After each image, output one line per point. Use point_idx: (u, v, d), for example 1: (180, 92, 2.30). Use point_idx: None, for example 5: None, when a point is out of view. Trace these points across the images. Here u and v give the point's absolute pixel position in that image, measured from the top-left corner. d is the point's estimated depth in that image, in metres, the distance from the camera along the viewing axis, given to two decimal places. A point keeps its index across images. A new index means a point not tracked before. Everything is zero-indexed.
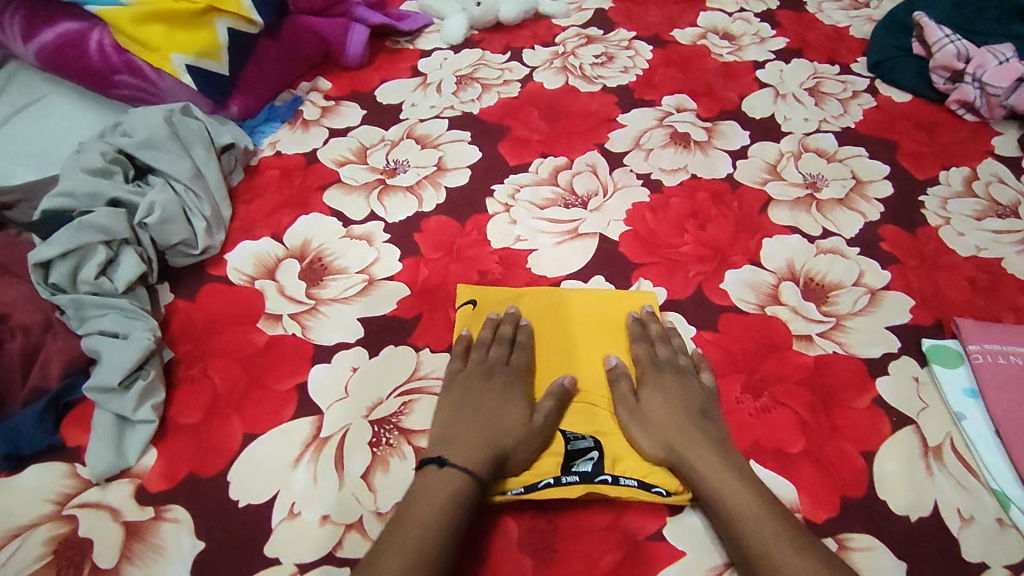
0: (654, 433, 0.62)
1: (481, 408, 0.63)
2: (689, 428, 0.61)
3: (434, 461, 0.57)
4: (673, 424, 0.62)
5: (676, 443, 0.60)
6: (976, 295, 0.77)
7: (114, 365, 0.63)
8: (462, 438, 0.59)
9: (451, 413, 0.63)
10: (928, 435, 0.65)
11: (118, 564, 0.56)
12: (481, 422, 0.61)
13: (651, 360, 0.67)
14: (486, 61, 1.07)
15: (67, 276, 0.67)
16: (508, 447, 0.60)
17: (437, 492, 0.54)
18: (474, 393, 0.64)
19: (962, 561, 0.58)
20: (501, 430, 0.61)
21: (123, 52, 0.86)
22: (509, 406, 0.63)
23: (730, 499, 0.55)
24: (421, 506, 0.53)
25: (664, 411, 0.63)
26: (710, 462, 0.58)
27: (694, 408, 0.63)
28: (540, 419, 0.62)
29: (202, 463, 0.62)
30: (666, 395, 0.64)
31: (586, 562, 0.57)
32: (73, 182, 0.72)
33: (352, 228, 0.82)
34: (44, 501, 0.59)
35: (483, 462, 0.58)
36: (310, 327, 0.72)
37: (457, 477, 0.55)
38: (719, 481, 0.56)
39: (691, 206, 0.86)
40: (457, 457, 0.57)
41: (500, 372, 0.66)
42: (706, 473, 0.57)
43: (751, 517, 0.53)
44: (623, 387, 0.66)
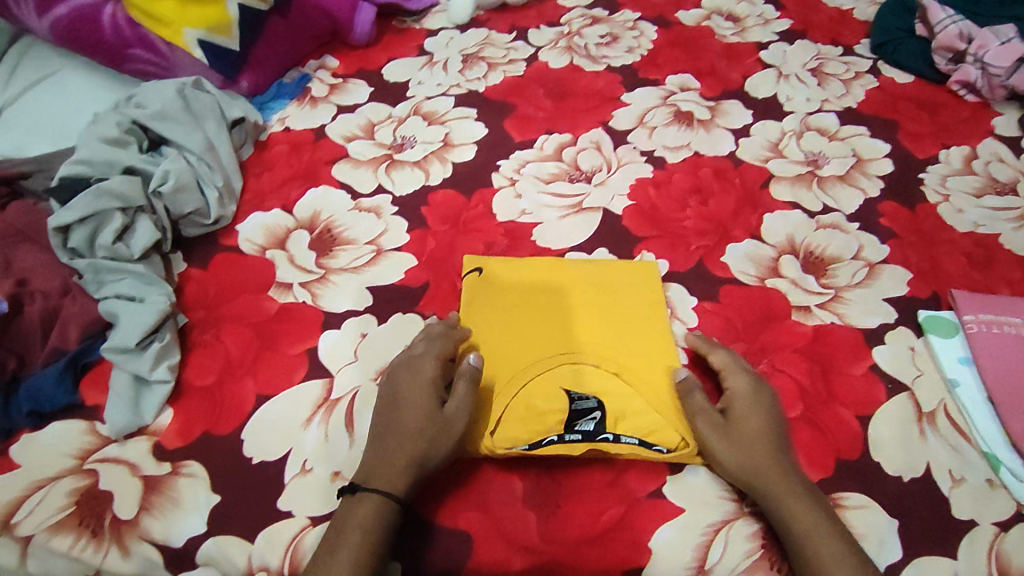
0: (739, 450, 0.59)
1: (397, 408, 0.61)
2: (770, 447, 0.60)
3: (348, 488, 0.57)
4: (760, 445, 0.60)
5: (761, 466, 0.58)
6: (972, 269, 0.78)
7: (131, 326, 0.65)
8: (384, 448, 0.58)
9: (378, 418, 0.61)
10: (923, 401, 0.67)
11: (138, 515, 0.58)
12: (394, 429, 0.59)
13: (732, 368, 0.65)
14: (492, 40, 1.08)
15: (85, 240, 0.70)
16: (423, 452, 0.57)
17: (354, 520, 0.54)
18: (393, 396, 0.62)
19: (952, 519, 0.60)
20: (411, 434, 0.58)
21: (136, 26, 0.88)
22: (419, 400, 0.60)
23: (811, 530, 0.55)
24: (340, 530, 0.54)
25: (753, 434, 0.60)
26: (787, 488, 0.57)
27: (776, 427, 0.62)
28: (450, 412, 0.60)
29: (216, 422, 0.64)
30: (754, 411, 0.62)
31: (589, 516, 0.59)
32: (90, 151, 0.74)
33: (360, 201, 0.84)
34: (66, 455, 0.61)
35: (404, 478, 0.57)
36: (320, 295, 0.74)
37: (369, 502, 0.55)
38: (811, 524, 0.55)
39: (693, 182, 0.88)
40: (370, 481, 0.56)
41: (415, 368, 0.63)
42: (795, 513, 0.56)
43: (829, 551, 0.54)
44: (699, 399, 0.62)
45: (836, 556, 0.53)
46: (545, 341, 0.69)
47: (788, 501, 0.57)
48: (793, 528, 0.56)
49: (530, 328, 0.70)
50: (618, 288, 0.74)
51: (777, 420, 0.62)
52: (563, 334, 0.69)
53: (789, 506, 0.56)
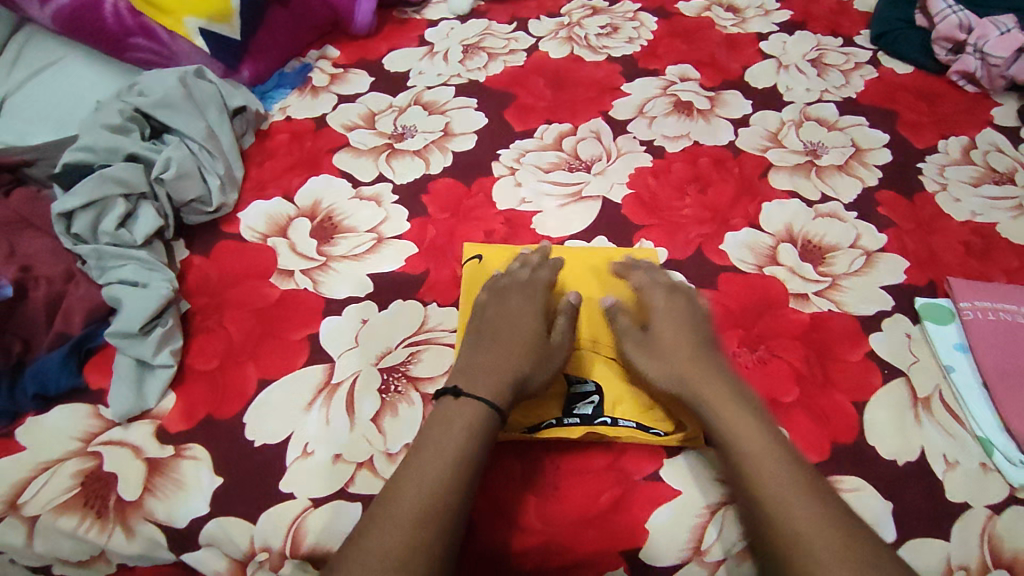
0: (664, 364, 0.64)
1: (497, 332, 0.66)
2: (694, 356, 0.64)
3: (450, 391, 0.59)
4: (681, 351, 0.64)
5: (684, 368, 0.63)
6: (969, 257, 0.79)
7: (135, 311, 0.66)
8: (483, 364, 0.62)
9: (475, 340, 0.65)
10: (918, 386, 0.68)
11: (142, 496, 0.59)
12: (501, 347, 0.64)
13: (648, 291, 0.70)
14: (492, 31, 1.08)
15: (88, 226, 0.71)
16: (527, 371, 0.63)
17: (456, 418, 0.57)
18: (492, 323, 0.67)
19: (946, 502, 0.60)
20: (521, 354, 0.64)
21: (138, 15, 0.88)
22: (525, 328, 0.66)
23: (735, 428, 0.57)
24: (439, 430, 0.56)
25: (672, 340, 0.66)
26: (717, 391, 0.60)
27: (700, 337, 0.66)
28: (555, 341, 0.67)
29: (218, 406, 0.64)
30: (670, 325, 0.67)
31: (587, 498, 0.60)
32: (93, 138, 0.75)
33: (360, 189, 0.84)
34: (70, 438, 0.62)
35: (506, 389, 0.60)
36: (321, 282, 0.74)
37: (474, 404, 0.58)
38: (730, 413, 0.58)
39: (692, 171, 0.88)
40: (472, 389, 0.59)
41: (512, 300, 0.69)
42: (716, 406, 0.59)
43: (758, 444, 0.56)
44: (623, 322, 0.68)
45: (765, 447, 0.55)
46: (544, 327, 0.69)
47: (714, 406, 0.59)
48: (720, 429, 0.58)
49: None
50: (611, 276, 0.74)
51: (699, 326, 0.67)
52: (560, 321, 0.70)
53: (721, 411, 0.59)
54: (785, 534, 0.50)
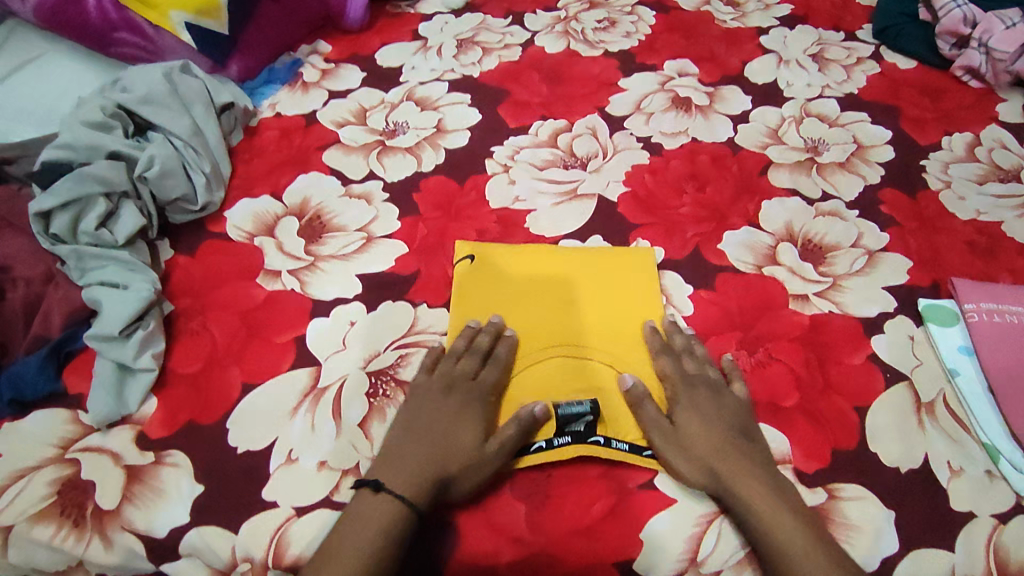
0: (698, 462, 0.59)
1: (432, 426, 0.61)
2: (735, 458, 0.59)
3: (370, 485, 0.56)
4: (715, 446, 0.60)
5: (719, 467, 0.58)
6: (974, 257, 0.77)
7: (115, 313, 0.64)
8: (408, 463, 0.58)
9: (404, 434, 0.60)
10: (922, 390, 0.66)
11: (120, 505, 0.57)
12: (430, 443, 0.59)
13: (683, 377, 0.64)
14: (487, 25, 1.06)
15: (67, 227, 0.69)
16: (453, 473, 0.58)
17: (366, 522, 0.54)
18: (431, 411, 0.62)
19: (950, 511, 0.58)
20: (449, 455, 0.59)
21: (122, 9, 0.85)
22: (460, 428, 0.60)
23: (795, 554, 0.53)
24: (350, 534, 0.54)
25: (703, 434, 0.60)
26: (761, 501, 0.56)
27: (734, 429, 0.61)
28: (494, 444, 0.59)
29: (201, 412, 0.63)
30: (703, 417, 0.62)
31: (579, 508, 0.58)
32: (73, 135, 0.73)
33: (350, 187, 0.82)
34: (47, 445, 0.60)
35: (423, 492, 0.56)
36: (309, 283, 0.72)
37: (388, 507, 0.55)
38: (775, 520, 0.55)
39: (691, 168, 0.86)
40: (393, 483, 0.56)
41: (461, 388, 0.63)
42: (760, 512, 0.56)
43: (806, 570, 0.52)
44: (650, 410, 0.62)
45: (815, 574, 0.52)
46: (549, 330, 0.69)
47: (761, 519, 0.55)
48: (778, 555, 0.54)
49: (533, 318, 0.70)
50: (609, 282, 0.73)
51: (732, 413, 0.62)
52: (564, 325, 0.69)
53: (769, 527, 0.55)
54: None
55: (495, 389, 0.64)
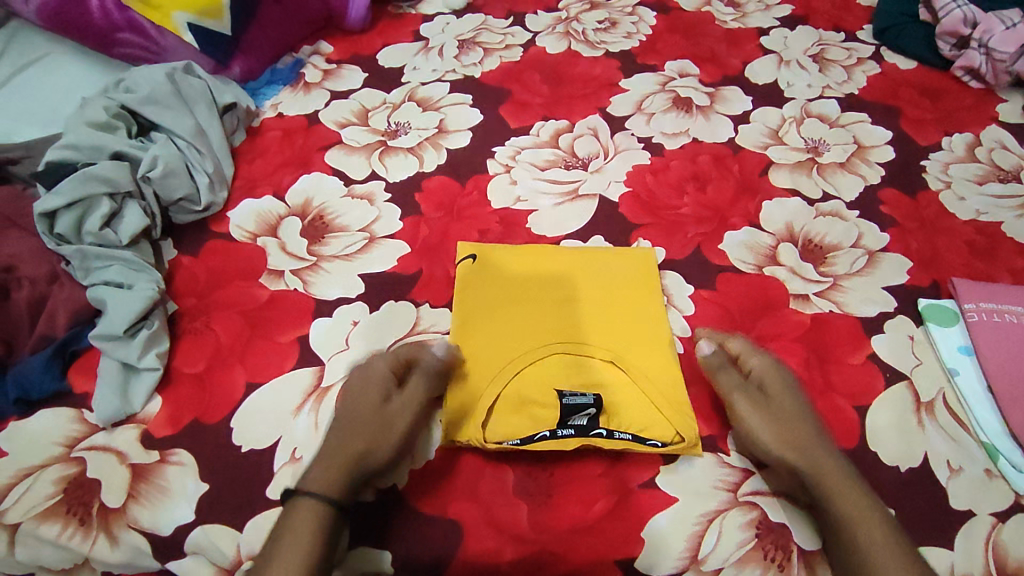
0: (785, 440, 0.60)
1: (347, 409, 0.61)
2: (817, 441, 0.60)
3: (288, 491, 0.55)
4: (799, 426, 0.61)
5: (803, 445, 0.59)
6: (973, 257, 0.77)
7: (119, 313, 0.64)
8: (323, 455, 0.58)
9: (330, 430, 0.60)
10: (921, 390, 0.66)
11: (125, 503, 0.57)
12: (342, 425, 0.59)
13: (764, 368, 0.65)
14: (488, 26, 1.06)
15: (72, 226, 0.69)
16: (365, 451, 0.58)
17: (300, 518, 0.53)
18: (344, 400, 0.62)
19: (950, 510, 0.59)
20: (359, 428, 0.59)
21: (124, 10, 0.86)
22: (367, 401, 0.61)
23: (873, 544, 0.53)
24: (290, 532, 0.52)
25: (790, 412, 0.62)
26: (844, 492, 0.56)
27: (812, 417, 0.63)
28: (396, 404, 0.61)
29: (205, 411, 0.63)
30: (786, 404, 0.63)
31: (581, 506, 0.59)
32: (77, 135, 0.73)
33: (353, 187, 0.83)
34: (53, 443, 0.60)
35: (343, 471, 0.56)
36: (311, 282, 0.73)
37: (309, 496, 0.54)
38: (857, 510, 0.55)
39: (691, 168, 0.86)
40: (311, 479, 0.56)
41: (365, 370, 0.64)
42: (840, 498, 0.56)
43: (889, 564, 0.52)
44: (735, 382, 0.65)
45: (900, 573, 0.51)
46: (549, 326, 0.69)
47: (846, 513, 0.55)
48: (857, 543, 0.53)
49: (531, 313, 0.70)
50: (601, 279, 0.73)
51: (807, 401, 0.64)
52: (563, 321, 0.69)
53: (855, 521, 0.54)
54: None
55: (405, 358, 0.65)
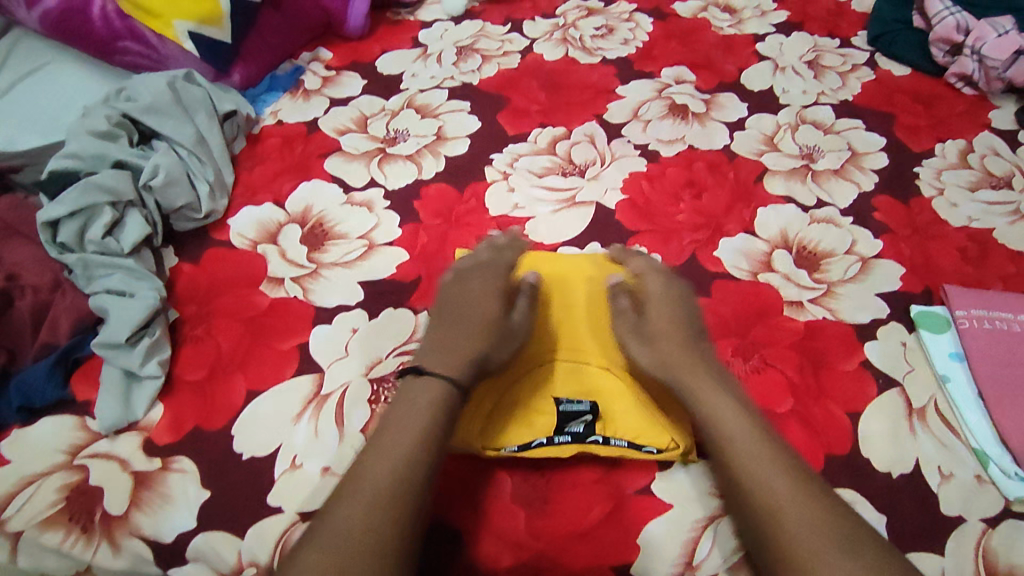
0: (655, 351, 0.62)
1: (459, 310, 0.64)
2: (688, 348, 0.62)
3: (412, 370, 0.58)
4: (673, 338, 0.62)
5: (671, 351, 0.61)
6: (965, 263, 0.78)
7: (122, 321, 0.65)
8: (441, 349, 0.60)
9: (442, 327, 0.63)
10: (913, 396, 0.67)
11: (127, 511, 0.58)
12: (460, 324, 0.63)
13: (659, 278, 0.69)
14: (486, 32, 1.07)
15: (74, 235, 0.70)
16: (485, 351, 0.61)
17: (422, 396, 0.55)
18: (451, 302, 0.65)
19: (940, 515, 0.60)
20: (479, 329, 0.62)
21: (125, 18, 0.87)
22: (487, 304, 0.65)
23: (727, 430, 0.53)
24: (404, 406, 0.54)
25: (667, 323, 0.64)
26: (709, 388, 0.57)
27: (692, 328, 0.64)
28: (514, 319, 0.65)
29: (206, 418, 0.64)
30: (669, 313, 0.65)
31: (577, 513, 0.60)
32: (80, 144, 0.74)
33: (352, 195, 0.83)
34: (56, 451, 0.61)
35: (463, 365, 0.59)
36: (311, 290, 0.74)
37: (437, 381, 0.56)
38: (714, 401, 0.56)
39: (687, 175, 0.87)
40: (434, 366, 0.58)
41: (475, 274, 0.68)
42: (700, 394, 0.57)
43: (742, 431, 0.53)
44: (622, 304, 0.68)
45: (760, 451, 0.51)
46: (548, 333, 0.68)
47: (708, 406, 0.56)
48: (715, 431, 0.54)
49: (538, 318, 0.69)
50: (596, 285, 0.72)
51: (691, 313, 0.66)
52: (559, 330, 0.69)
53: (717, 413, 0.55)
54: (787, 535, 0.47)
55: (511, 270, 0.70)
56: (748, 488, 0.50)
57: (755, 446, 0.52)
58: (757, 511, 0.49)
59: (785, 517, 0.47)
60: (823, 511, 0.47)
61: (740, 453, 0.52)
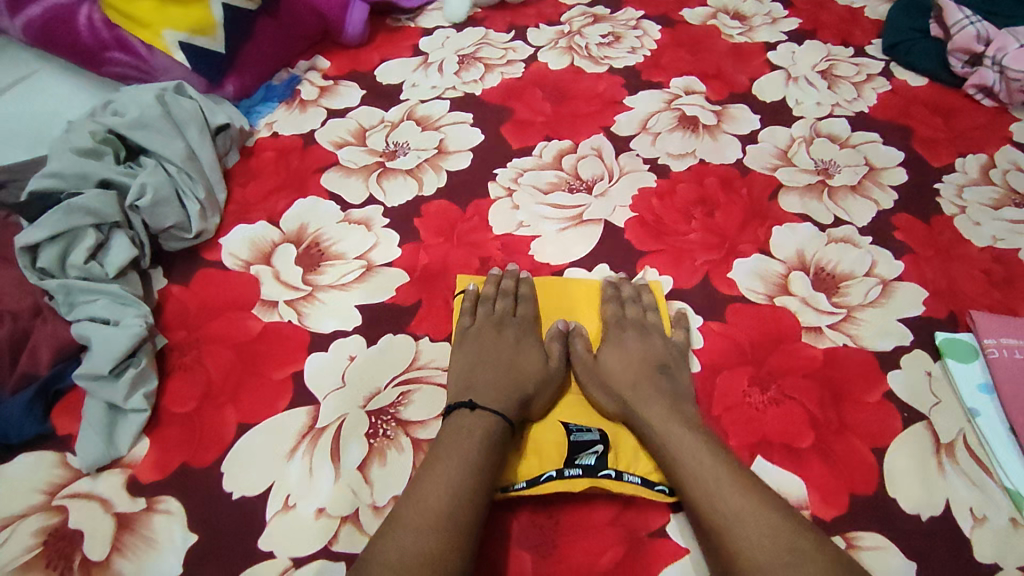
0: (611, 392, 0.64)
1: (499, 355, 0.66)
2: (643, 383, 0.63)
3: (466, 404, 0.59)
4: (628, 376, 0.64)
5: (624, 389, 0.64)
6: (991, 287, 0.75)
7: (104, 352, 0.61)
8: (489, 386, 0.62)
9: (476, 364, 0.64)
10: (941, 431, 0.63)
11: (109, 556, 0.54)
12: (503, 367, 0.64)
13: (617, 319, 0.70)
14: (489, 40, 1.04)
15: (55, 260, 0.66)
16: (531, 392, 0.63)
17: (471, 430, 0.57)
18: (487, 344, 0.67)
19: (974, 562, 0.56)
20: (523, 376, 0.64)
21: (113, 28, 0.83)
22: (524, 353, 0.67)
23: (680, 455, 0.56)
24: (456, 437, 0.56)
25: (622, 367, 0.66)
26: (662, 415, 0.60)
27: (651, 363, 0.66)
28: (555, 365, 0.67)
29: (194, 454, 0.60)
30: (626, 355, 0.67)
31: (587, 559, 0.56)
32: (61, 163, 0.70)
33: (350, 212, 0.80)
34: (33, 491, 0.57)
35: (512, 404, 0.61)
36: (306, 314, 0.70)
37: (488, 418, 0.58)
38: (665, 428, 0.59)
39: (699, 192, 0.84)
40: (486, 401, 0.60)
41: (510, 324, 0.69)
42: (655, 423, 0.59)
43: (697, 455, 0.55)
44: (579, 348, 0.69)
45: (710, 469, 0.54)
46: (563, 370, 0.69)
47: (661, 430, 0.59)
48: (670, 457, 0.57)
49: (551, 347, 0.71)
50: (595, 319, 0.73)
51: (646, 347, 0.67)
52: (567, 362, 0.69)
53: (669, 436, 0.58)
54: (737, 548, 0.49)
55: (537, 319, 0.71)
56: (700, 506, 0.53)
57: (707, 464, 0.54)
58: (709, 523, 0.52)
59: (733, 532, 0.50)
60: (770, 512, 0.50)
61: (692, 474, 0.54)
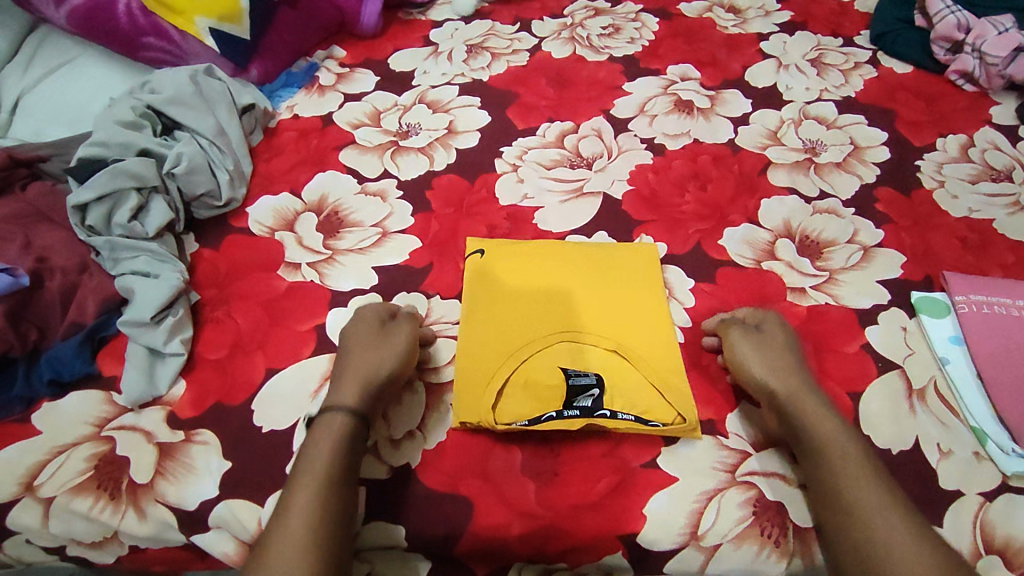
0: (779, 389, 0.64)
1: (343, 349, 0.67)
2: (810, 402, 0.63)
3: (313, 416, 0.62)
4: (795, 388, 0.64)
5: (791, 393, 0.63)
6: (966, 253, 0.80)
7: (146, 300, 0.68)
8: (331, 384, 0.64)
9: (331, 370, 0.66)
10: (913, 377, 0.69)
11: (153, 479, 0.61)
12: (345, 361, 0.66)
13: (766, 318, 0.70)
14: (496, 31, 1.10)
15: (102, 218, 0.73)
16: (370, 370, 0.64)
17: (327, 432, 0.59)
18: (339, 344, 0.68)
19: (939, 489, 0.61)
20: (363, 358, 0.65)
21: (150, 14, 0.90)
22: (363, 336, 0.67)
23: (855, 491, 0.56)
24: (315, 450, 0.58)
25: (786, 367, 0.66)
26: (834, 439, 0.60)
27: (807, 378, 0.66)
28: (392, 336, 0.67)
29: (227, 394, 0.66)
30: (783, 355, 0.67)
31: (586, 484, 0.62)
32: (107, 133, 0.77)
33: (365, 185, 0.86)
34: (84, 423, 0.63)
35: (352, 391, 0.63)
36: (327, 275, 0.76)
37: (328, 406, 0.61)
38: (840, 456, 0.58)
39: (692, 168, 0.89)
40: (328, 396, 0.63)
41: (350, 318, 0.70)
42: (826, 450, 0.59)
43: (872, 495, 0.56)
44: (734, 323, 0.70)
45: (886, 514, 0.54)
46: (546, 321, 0.71)
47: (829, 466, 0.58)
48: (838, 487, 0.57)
49: (528, 316, 0.72)
50: (639, 278, 0.76)
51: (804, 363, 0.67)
52: (563, 312, 0.72)
53: (838, 471, 0.58)
54: None
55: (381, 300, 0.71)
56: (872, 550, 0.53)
57: (880, 505, 0.55)
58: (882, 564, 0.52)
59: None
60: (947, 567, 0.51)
61: (866, 523, 0.54)
